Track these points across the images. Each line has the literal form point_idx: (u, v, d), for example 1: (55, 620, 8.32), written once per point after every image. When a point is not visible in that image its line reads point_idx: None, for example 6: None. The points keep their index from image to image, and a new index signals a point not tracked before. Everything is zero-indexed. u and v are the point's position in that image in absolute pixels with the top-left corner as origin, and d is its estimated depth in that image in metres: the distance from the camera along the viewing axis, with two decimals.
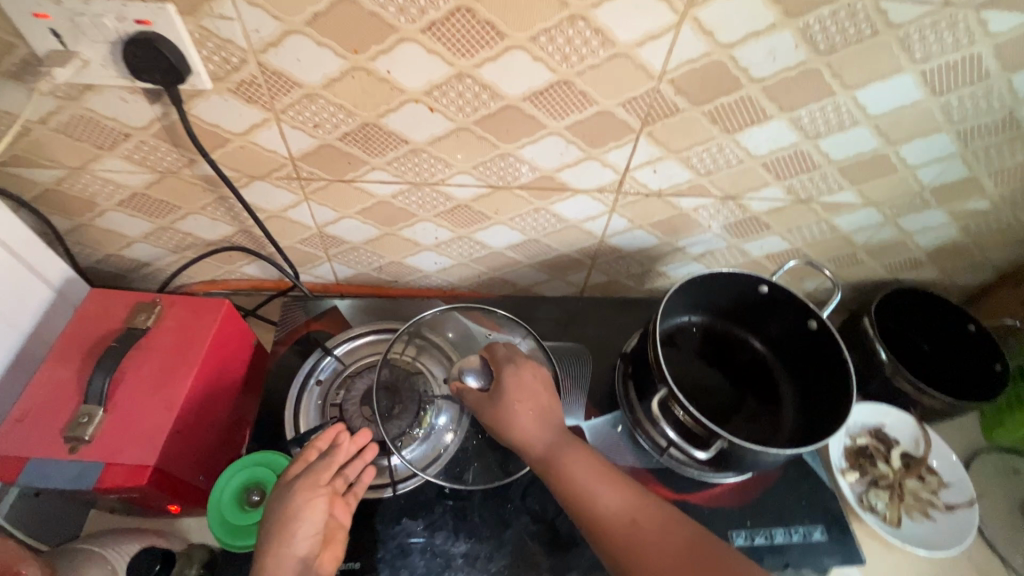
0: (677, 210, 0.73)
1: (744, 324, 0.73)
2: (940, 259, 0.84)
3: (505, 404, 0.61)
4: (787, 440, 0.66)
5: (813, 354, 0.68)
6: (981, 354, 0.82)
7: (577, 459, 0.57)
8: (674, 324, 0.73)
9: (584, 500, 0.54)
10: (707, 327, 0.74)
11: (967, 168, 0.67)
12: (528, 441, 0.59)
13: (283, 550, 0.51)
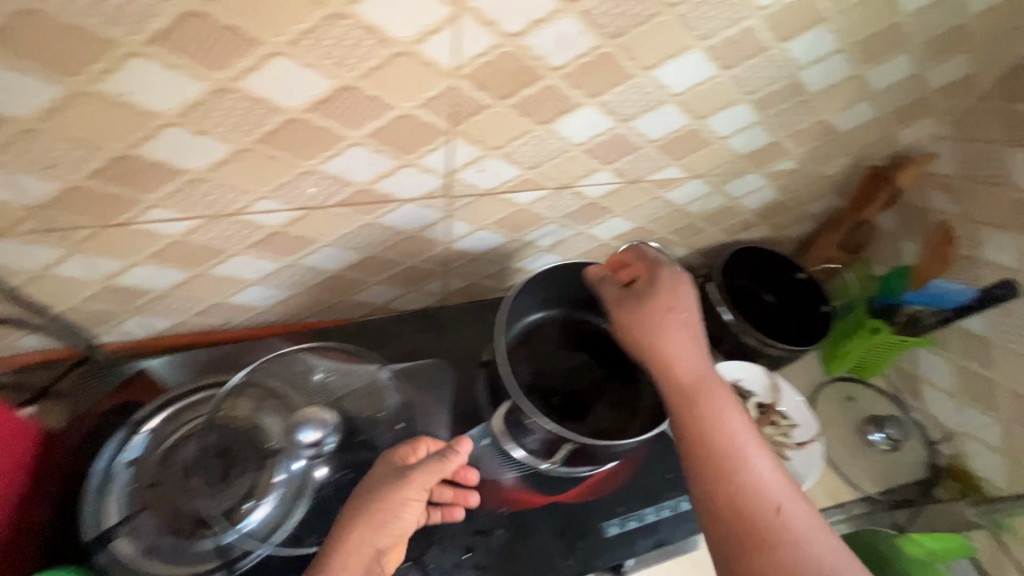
0: (515, 206, 0.70)
1: (598, 310, 0.74)
2: (768, 217, 0.90)
3: (657, 336, 0.58)
4: (647, 417, 0.67)
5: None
6: (812, 298, 0.90)
7: (688, 366, 0.56)
8: (531, 322, 0.73)
9: (705, 415, 0.53)
10: (564, 321, 0.74)
11: (770, 133, 0.71)
12: (671, 361, 0.56)
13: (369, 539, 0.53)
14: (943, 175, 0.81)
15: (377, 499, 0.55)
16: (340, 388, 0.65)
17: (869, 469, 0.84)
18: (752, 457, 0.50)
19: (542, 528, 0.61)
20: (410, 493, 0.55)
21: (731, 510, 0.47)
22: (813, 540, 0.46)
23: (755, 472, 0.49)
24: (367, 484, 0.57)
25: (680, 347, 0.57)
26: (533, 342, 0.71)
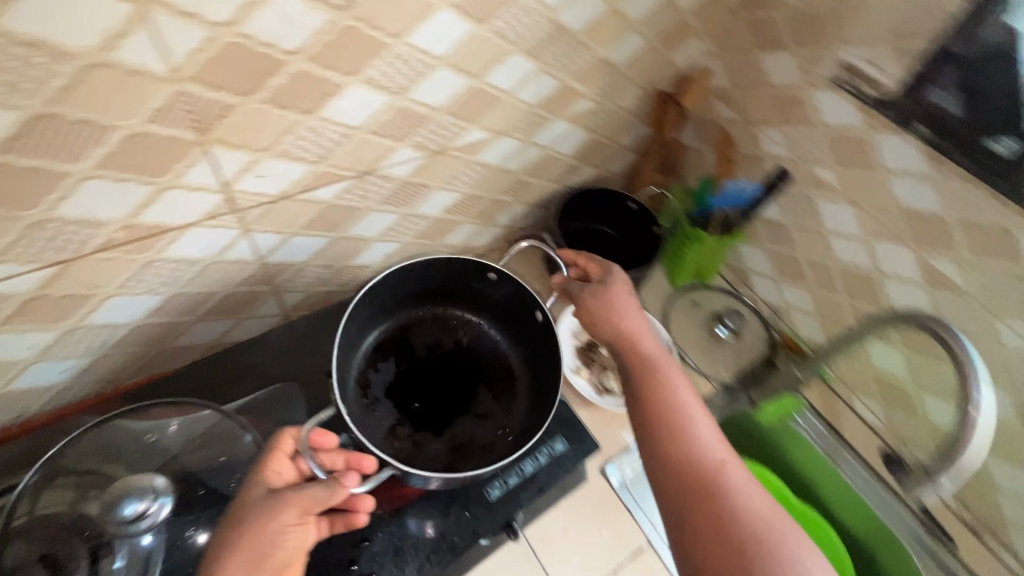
0: (322, 204, 0.66)
1: (480, 311, 0.78)
2: (589, 158, 0.95)
3: (608, 298, 0.67)
4: (513, 433, 0.70)
5: (540, 342, 0.73)
6: (643, 224, 0.97)
7: (650, 346, 0.62)
8: (406, 318, 0.76)
9: (656, 382, 0.57)
10: (441, 317, 0.78)
11: (555, 78, 0.73)
12: (641, 338, 0.63)
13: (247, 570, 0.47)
14: (719, 88, 0.89)
15: (246, 531, 0.48)
16: (170, 445, 0.60)
17: (722, 361, 0.93)
18: (695, 423, 0.54)
19: (423, 514, 0.61)
20: (287, 512, 0.49)
21: (681, 463, 0.51)
22: (744, 483, 0.49)
23: (694, 428, 0.53)
24: (238, 513, 0.51)
25: (639, 322, 0.65)
26: (402, 338, 0.75)
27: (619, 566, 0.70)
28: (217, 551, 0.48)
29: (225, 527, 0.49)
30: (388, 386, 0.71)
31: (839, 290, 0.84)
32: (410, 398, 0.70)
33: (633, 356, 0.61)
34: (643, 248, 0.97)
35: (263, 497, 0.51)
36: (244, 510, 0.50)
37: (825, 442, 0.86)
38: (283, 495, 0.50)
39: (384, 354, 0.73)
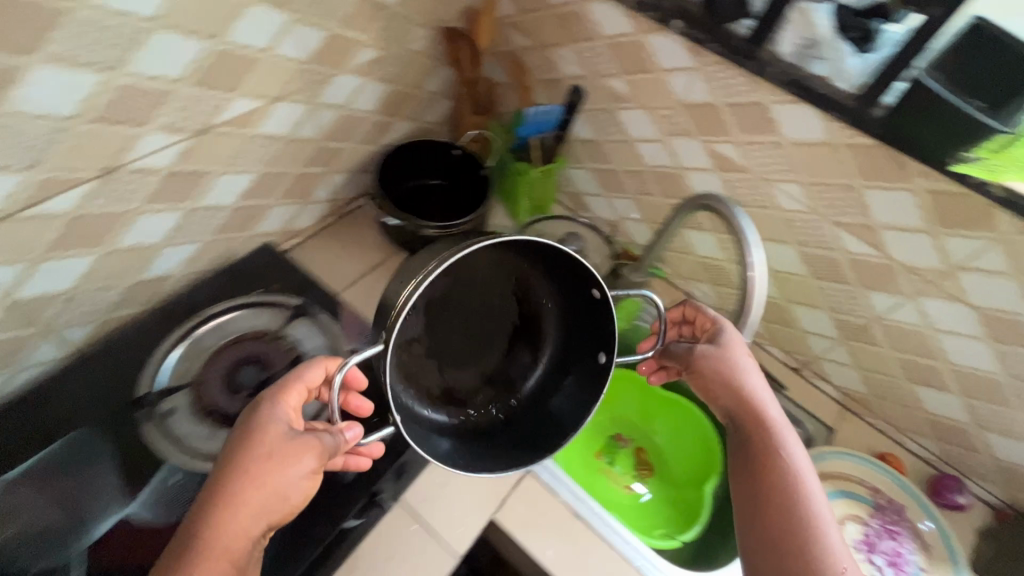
0: (63, 217, 0.56)
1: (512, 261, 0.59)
2: (396, 110, 0.90)
3: (725, 355, 0.60)
4: (502, 418, 0.59)
5: (591, 319, 0.57)
6: (470, 169, 0.94)
7: (767, 413, 0.59)
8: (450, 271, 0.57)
9: (760, 441, 0.58)
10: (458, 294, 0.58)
11: (318, 28, 0.67)
12: (746, 394, 0.59)
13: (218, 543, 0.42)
14: (507, 16, 0.88)
15: (242, 485, 0.43)
16: None
17: None
18: (798, 470, 0.56)
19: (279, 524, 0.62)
20: (291, 468, 0.44)
21: (784, 515, 0.53)
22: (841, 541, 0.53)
23: (809, 503, 0.54)
24: (254, 450, 0.45)
25: (754, 371, 0.60)
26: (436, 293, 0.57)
27: (502, 502, 0.72)
28: (203, 512, 0.43)
29: (225, 466, 0.44)
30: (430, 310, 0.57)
31: (655, 192, 0.90)
32: (433, 335, 0.58)
33: (740, 416, 0.59)
34: (475, 192, 0.95)
35: (284, 435, 0.45)
36: (260, 429, 0.45)
37: None
38: (301, 443, 0.46)
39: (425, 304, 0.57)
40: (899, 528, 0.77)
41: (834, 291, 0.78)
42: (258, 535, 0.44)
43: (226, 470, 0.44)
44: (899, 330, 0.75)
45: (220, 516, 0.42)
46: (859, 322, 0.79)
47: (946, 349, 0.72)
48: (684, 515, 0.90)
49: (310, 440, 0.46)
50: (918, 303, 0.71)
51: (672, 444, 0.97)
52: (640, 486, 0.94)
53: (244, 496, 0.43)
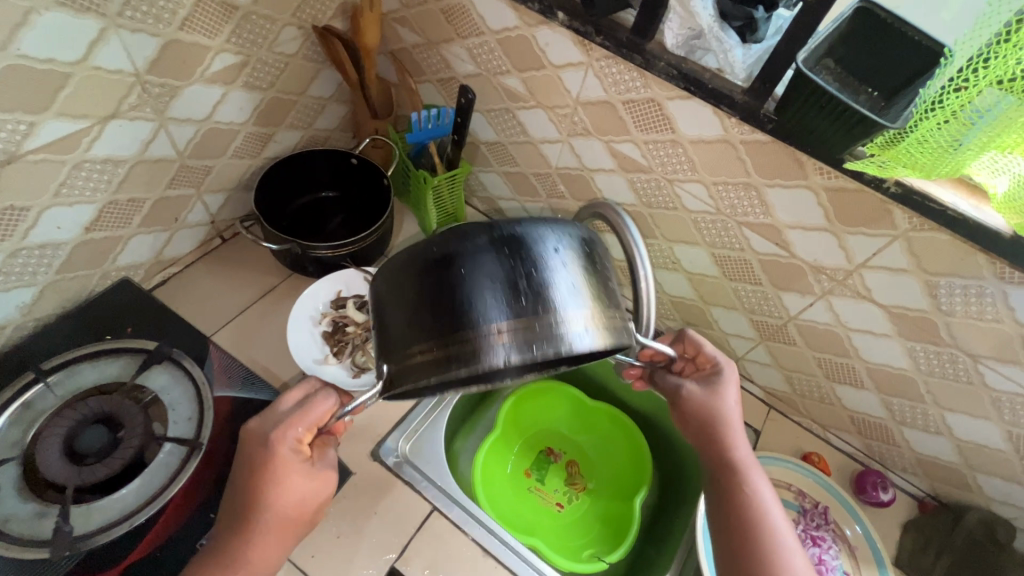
0: None
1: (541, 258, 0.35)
2: (278, 120, 0.81)
3: (705, 395, 0.57)
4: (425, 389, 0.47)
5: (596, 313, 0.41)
6: (366, 180, 0.87)
7: (738, 453, 0.56)
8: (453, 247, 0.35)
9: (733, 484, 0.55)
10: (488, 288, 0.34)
11: (148, 34, 0.58)
12: (727, 437, 0.56)
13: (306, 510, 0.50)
14: (393, 11, 0.81)
15: (269, 519, 0.48)
16: None
17: None
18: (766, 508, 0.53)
19: None
20: (312, 494, 0.49)
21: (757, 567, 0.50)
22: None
23: (783, 552, 0.51)
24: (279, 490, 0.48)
25: (734, 409, 0.57)
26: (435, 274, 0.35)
27: (404, 548, 0.66)
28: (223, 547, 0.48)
29: (241, 508, 0.48)
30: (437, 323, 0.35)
31: (565, 195, 0.84)
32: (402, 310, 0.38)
33: (717, 458, 0.56)
34: (374, 205, 0.87)
35: (301, 467, 0.49)
36: (268, 471, 0.48)
37: None
38: (317, 472, 0.50)
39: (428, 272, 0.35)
40: (824, 533, 0.74)
41: (747, 292, 0.75)
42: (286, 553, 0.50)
43: (244, 511, 0.48)
44: (813, 329, 0.72)
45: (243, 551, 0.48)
46: (775, 322, 0.76)
47: (859, 347, 0.70)
48: (613, 533, 0.85)
49: (323, 465, 0.50)
50: (828, 302, 0.68)
51: (603, 457, 0.92)
52: (570, 504, 0.89)
53: (264, 532, 0.48)
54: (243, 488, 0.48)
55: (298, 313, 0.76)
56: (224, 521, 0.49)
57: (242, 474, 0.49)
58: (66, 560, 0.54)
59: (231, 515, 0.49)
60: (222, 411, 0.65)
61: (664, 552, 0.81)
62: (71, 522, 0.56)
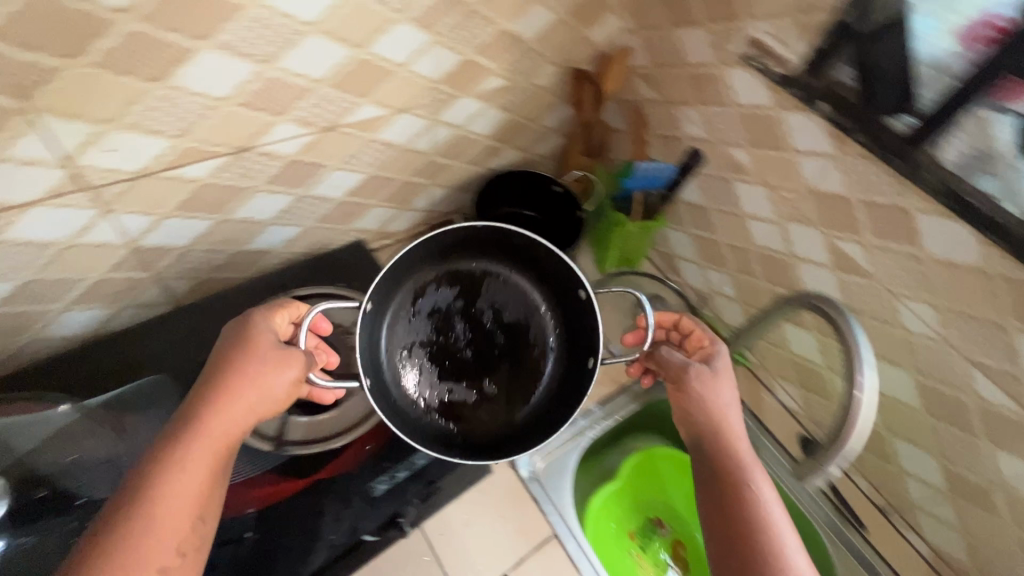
0: (193, 182, 0.61)
1: (524, 269, 0.67)
2: (509, 138, 0.91)
3: (718, 399, 0.58)
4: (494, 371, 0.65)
5: (575, 326, 0.65)
6: (566, 209, 0.94)
7: (740, 441, 0.56)
8: (454, 268, 0.67)
9: (735, 489, 0.53)
10: (476, 273, 0.68)
11: (454, 52, 0.69)
12: (728, 436, 0.56)
13: (257, 390, 0.48)
14: (640, 67, 0.87)
15: (218, 402, 0.46)
16: (23, 443, 0.57)
17: None
18: (779, 529, 0.50)
19: (296, 514, 0.56)
20: (279, 370, 0.50)
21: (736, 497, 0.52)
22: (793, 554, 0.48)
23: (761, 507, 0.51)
24: (240, 364, 0.48)
25: (735, 403, 0.58)
26: (456, 277, 0.67)
27: (519, 559, 0.68)
28: (167, 470, 0.43)
29: (202, 411, 0.46)
30: (433, 311, 0.67)
31: (757, 274, 0.83)
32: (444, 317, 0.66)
33: (712, 465, 0.55)
34: (565, 233, 0.94)
35: (272, 346, 0.51)
36: (248, 357, 0.49)
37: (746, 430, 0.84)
38: (289, 352, 0.51)
39: (448, 279, 0.67)
40: None
41: (950, 436, 0.67)
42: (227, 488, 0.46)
43: (213, 417, 0.46)
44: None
45: (199, 463, 0.44)
46: (976, 481, 0.66)
47: None
48: None
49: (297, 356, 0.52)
50: None
51: None
52: None
53: (219, 441, 0.46)
54: (214, 392, 0.47)
55: None
56: (164, 442, 0.44)
57: (215, 381, 0.48)
58: (278, 457, 0.59)
59: (187, 432, 0.45)
60: None
61: None
62: (285, 431, 0.60)
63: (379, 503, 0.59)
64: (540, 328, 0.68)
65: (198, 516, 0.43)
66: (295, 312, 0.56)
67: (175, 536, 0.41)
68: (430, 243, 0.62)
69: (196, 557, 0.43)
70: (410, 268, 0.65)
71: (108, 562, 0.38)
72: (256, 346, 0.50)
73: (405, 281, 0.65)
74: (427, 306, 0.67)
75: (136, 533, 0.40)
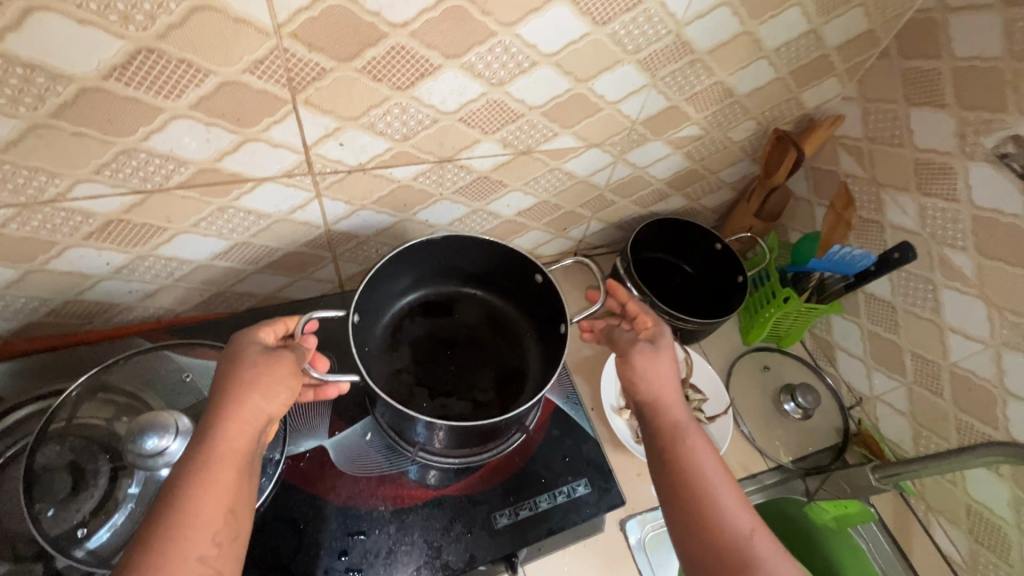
0: (395, 182, 0.65)
1: (491, 289, 0.71)
2: (682, 186, 0.87)
3: (655, 379, 0.58)
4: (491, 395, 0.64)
5: (553, 340, 0.66)
6: (726, 269, 0.88)
7: (679, 411, 0.57)
8: (463, 291, 0.72)
9: (675, 450, 0.54)
10: (453, 299, 0.71)
11: (665, 97, 0.67)
12: (666, 402, 0.57)
13: (261, 397, 0.48)
14: (849, 137, 0.78)
15: (224, 415, 0.46)
16: (203, 383, 0.62)
17: (788, 440, 0.82)
18: (714, 482, 0.51)
19: (423, 524, 0.57)
20: (273, 370, 0.50)
21: (680, 464, 0.53)
22: (732, 507, 0.49)
23: (702, 466, 0.52)
24: (232, 378, 0.48)
25: (673, 377, 0.59)
26: (442, 306, 0.70)
27: None
28: (192, 482, 0.42)
29: (216, 419, 0.46)
30: (414, 340, 0.67)
31: (944, 394, 0.72)
32: (429, 345, 0.67)
33: (654, 429, 0.57)
34: (720, 295, 0.89)
35: (259, 354, 0.51)
36: (244, 367, 0.49)
37: (887, 563, 0.74)
38: (277, 355, 0.51)
39: (421, 313, 0.69)
40: None
41: None
42: (254, 483, 0.46)
43: (224, 423, 0.46)
44: None
45: (220, 471, 0.44)
46: None
47: None
48: None
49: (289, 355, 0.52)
50: None
51: None
52: None
53: (235, 441, 0.46)
54: (220, 404, 0.47)
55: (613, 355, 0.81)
56: (187, 458, 0.44)
57: (220, 392, 0.47)
58: (413, 460, 0.61)
59: (206, 444, 0.45)
60: (548, 410, 0.68)
61: None
62: None
63: (499, 536, 0.58)
64: (533, 355, 0.68)
65: (229, 510, 0.43)
66: (283, 328, 0.57)
67: (210, 532, 0.41)
68: (428, 259, 0.67)
69: (237, 548, 0.43)
70: (394, 295, 0.68)
71: (155, 557, 0.39)
72: (242, 361, 0.50)
73: (387, 311, 0.68)
74: (406, 340, 0.67)
75: (177, 534, 0.40)
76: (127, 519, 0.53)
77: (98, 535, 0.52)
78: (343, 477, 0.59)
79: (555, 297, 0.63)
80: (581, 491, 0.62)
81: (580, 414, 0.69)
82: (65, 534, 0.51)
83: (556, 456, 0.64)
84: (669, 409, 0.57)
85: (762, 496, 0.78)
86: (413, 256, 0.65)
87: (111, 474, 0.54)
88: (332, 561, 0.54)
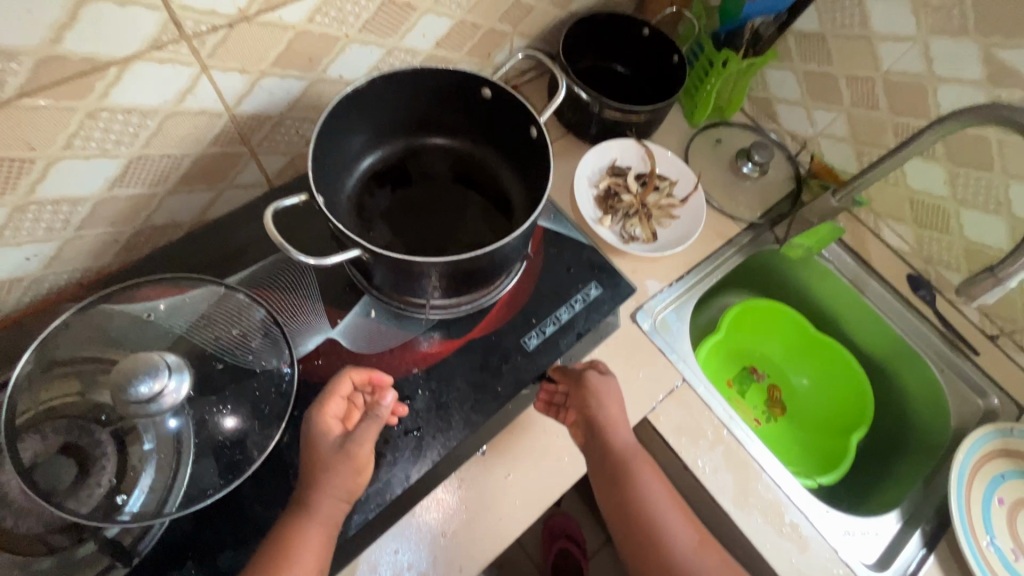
0: (289, 30, 0.54)
1: (444, 133, 0.65)
2: None
3: (605, 414, 0.58)
4: (492, 234, 0.61)
5: (528, 161, 0.62)
6: (660, 53, 0.83)
7: (625, 439, 0.59)
8: (419, 143, 0.65)
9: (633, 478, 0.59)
10: (407, 158, 0.65)
11: None
12: (622, 431, 0.59)
13: (338, 486, 0.47)
14: None
15: (319, 494, 0.47)
16: (168, 324, 0.55)
17: (754, 200, 0.86)
18: (663, 508, 0.59)
19: (462, 371, 0.57)
20: (354, 476, 0.48)
21: (637, 488, 0.59)
22: (677, 526, 0.59)
23: (650, 490, 0.59)
24: (311, 475, 0.48)
25: (620, 406, 0.60)
26: (401, 166, 0.64)
27: (655, 405, 0.69)
28: (286, 542, 0.45)
29: (308, 501, 0.47)
30: (385, 211, 0.61)
31: (880, 105, 0.76)
32: (402, 210, 0.61)
33: (610, 452, 0.58)
34: (661, 81, 0.85)
35: (332, 447, 0.49)
36: (326, 445, 0.49)
37: (852, 272, 0.85)
38: (352, 452, 0.48)
39: (382, 180, 0.63)
40: None
41: None
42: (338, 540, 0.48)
43: (317, 490, 0.47)
44: None
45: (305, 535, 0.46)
46: None
47: None
48: (821, 460, 0.85)
49: (363, 451, 0.49)
50: None
51: (815, 392, 0.90)
52: (769, 423, 0.88)
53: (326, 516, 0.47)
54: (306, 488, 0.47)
55: (577, 173, 0.79)
56: (279, 529, 0.46)
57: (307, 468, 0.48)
58: (427, 320, 0.60)
59: (304, 500, 0.47)
60: (538, 235, 0.67)
61: (874, 497, 0.81)
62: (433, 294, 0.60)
63: (535, 356, 0.59)
64: (512, 185, 0.65)
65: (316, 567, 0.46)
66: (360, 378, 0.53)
67: None
68: (370, 112, 0.59)
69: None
70: (343, 168, 0.60)
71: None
72: (322, 446, 0.49)
73: (344, 188, 0.61)
74: (376, 213, 0.61)
75: None
76: (158, 473, 0.48)
77: (136, 498, 0.47)
78: (367, 358, 0.57)
79: (513, 104, 0.58)
80: (594, 293, 0.64)
81: (569, 229, 0.68)
82: (98, 508, 0.46)
83: (559, 272, 0.64)
84: (615, 441, 0.58)
85: (742, 256, 0.84)
86: (354, 114, 0.57)
87: (115, 440, 0.49)
88: (390, 431, 0.54)
